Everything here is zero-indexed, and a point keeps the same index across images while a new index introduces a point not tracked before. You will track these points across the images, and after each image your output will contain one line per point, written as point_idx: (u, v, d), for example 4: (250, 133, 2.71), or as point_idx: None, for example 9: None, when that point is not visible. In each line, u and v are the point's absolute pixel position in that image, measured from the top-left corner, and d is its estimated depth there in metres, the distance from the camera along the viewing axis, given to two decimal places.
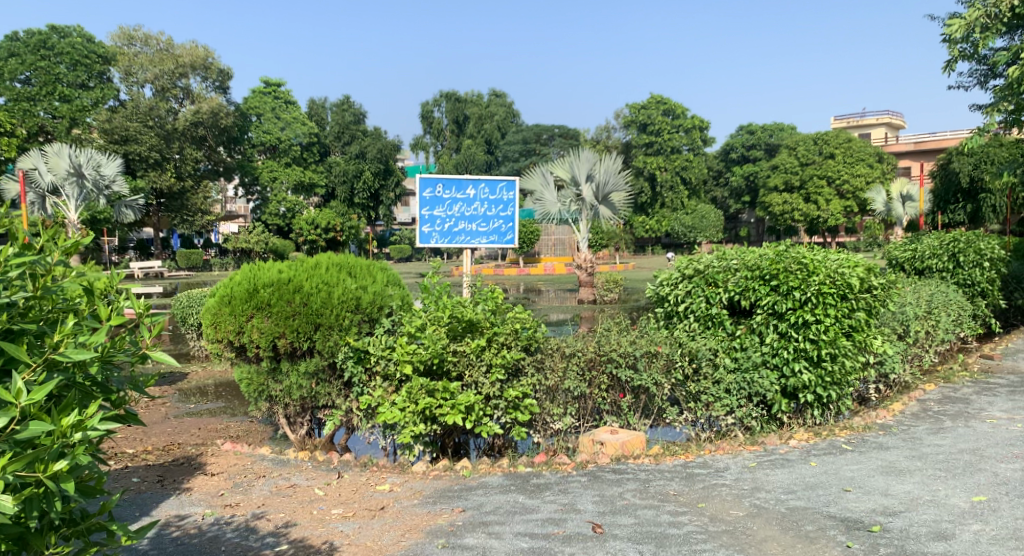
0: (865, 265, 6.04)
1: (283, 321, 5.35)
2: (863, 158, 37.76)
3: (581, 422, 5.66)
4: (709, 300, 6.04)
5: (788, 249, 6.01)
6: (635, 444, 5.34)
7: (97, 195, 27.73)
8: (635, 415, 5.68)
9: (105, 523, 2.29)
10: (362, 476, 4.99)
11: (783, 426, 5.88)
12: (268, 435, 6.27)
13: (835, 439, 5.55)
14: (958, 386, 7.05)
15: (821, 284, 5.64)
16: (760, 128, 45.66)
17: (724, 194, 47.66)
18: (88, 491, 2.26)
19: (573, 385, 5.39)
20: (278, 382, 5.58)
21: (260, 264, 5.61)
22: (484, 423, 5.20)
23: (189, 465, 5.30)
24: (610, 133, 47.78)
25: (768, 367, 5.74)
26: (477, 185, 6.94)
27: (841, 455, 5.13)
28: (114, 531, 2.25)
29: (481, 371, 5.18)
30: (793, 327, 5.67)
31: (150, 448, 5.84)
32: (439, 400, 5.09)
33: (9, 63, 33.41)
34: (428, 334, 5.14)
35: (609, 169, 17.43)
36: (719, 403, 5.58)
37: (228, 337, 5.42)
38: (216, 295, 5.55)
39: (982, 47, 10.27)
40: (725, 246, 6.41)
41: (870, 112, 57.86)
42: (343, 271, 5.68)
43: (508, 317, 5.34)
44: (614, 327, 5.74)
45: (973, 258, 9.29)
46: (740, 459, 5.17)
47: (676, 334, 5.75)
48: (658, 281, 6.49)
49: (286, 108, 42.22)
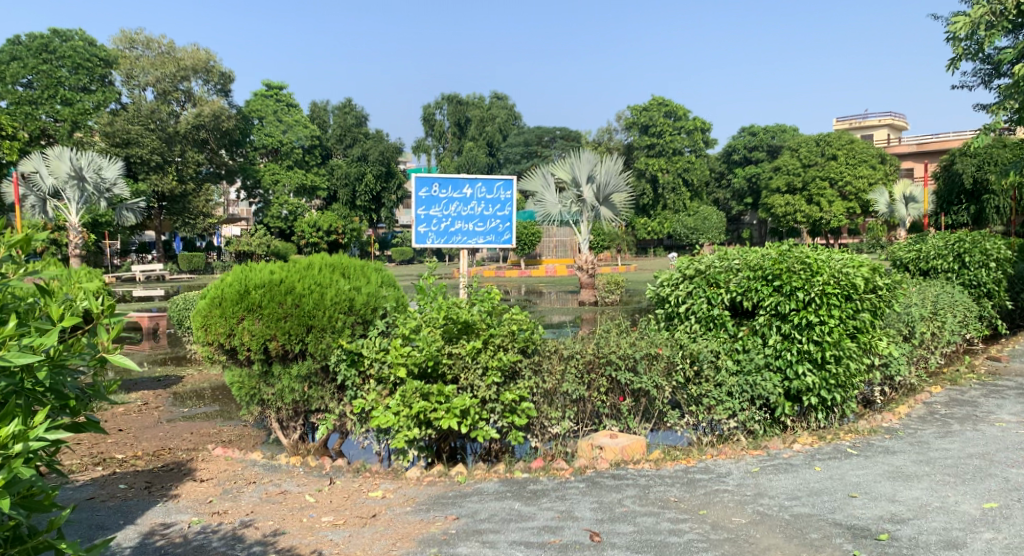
0: (870, 265, 5.91)
1: (275, 323, 5.24)
2: (866, 159, 37.58)
3: (580, 426, 5.53)
4: (710, 301, 5.93)
5: (792, 249, 5.87)
6: (635, 448, 5.21)
7: (98, 198, 27.59)
8: (635, 419, 5.55)
9: (53, 541, 2.37)
10: (355, 482, 4.87)
11: (787, 430, 5.75)
12: (262, 440, 6.15)
13: (840, 444, 5.41)
14: (966, 389, 6.91)
15: (825, 285, 5.51)
16: (763, 130, 45.48)
17: (726, 196, 47.51)
18: (34, 507, 2.32)
19: (571, 388, 5.27)
20: (270, 385, 5.46)
21: (252, 265, 5.50)
22: (480, 428, 5.08)
23: (179, 471, 5.17)
24: (612, 135, 47.64)
25: (771, 370, 5.60)
26: (474, 184, 6.82)
27: (846, 460, 4.99)
28: (62, 549, 2.34)
29: (477, 375, 5.05)
30: (796, 328, 5.55)
31: (140, 454, 5.72)
32: (434, 404, 4.97)
33: (12, 67, 33.45)
34: (423, 336, 5.04)
35: (610, 170, 17.33)
36: (721, 406, 5.44)
37: (218, 340, 5.30)
38: (207, 297, 5.44)
39: (987, 45, 10.14)
40: (726, 247, 6.29)
41: (872, 113, 57.75)
42: (337, 272, 5.56)
43: (505, 318, 5.24)
44: (613, 329, 5.61)
45: (979, 259, 9.14)
46: (742, 463, 5.04)
47: (677, 336, 5.62)
48: (659, 281, 6.35)
49: (288, 111, 42.11)
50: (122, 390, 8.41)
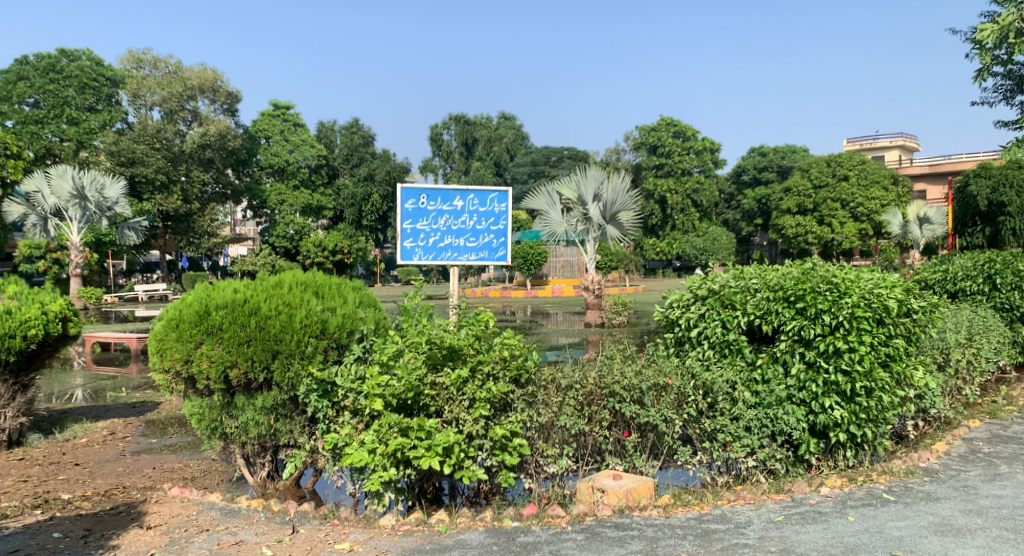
0: (903, 286, 5.31)
1: (236, 348, 4.70)
2: (878, 180, 36.86)
3: (580, 464, 4.91)
4: (725, 324, 5.30)
5: (816, 268, 5.30)
6: (642, 492, 4.58)
7: (100, 218, 26.80)
8: (641, 456, 4.93)
9: None
10: (320, 531, 4.30)
11: (811, 469, 5.12)
12: (227, 476, 5.56)
13: (873, 487, 4.78)
14: (1007, 423, 6.27)
15: (855, 307, 4.90)
16: (773, 150, 45.33)
17: (735, 217, 46.80)
18: None
19: (570, 422, 4.65)
20: (233, 417, 4.91)
21: (214, 284, 4.97)
22: (466, 468, 4.49)
23: (127, 515, 4.66)
24: (620, 155, 47.09)
25: (794, 403, 4.98)
26: (465, 195, 6.28)
27: (883, 507, 4.38)
28: None
29: (463, 407, 4.47)
30: (821, 356, 4.95)
31: (90, 494, 5.21)
32: (413, 441, 4.38)
33: (18, 86, 33.25)
34: (403, 363, 4.49)
35: (617, 188, 16.75)
36: (738, 443, 4.83)
37: (175, 366, 4.78)
38: (163, 319, 4.90)
39: (1016, 53, 9.54)
40: (742, 265, 5.70)
41: (883, 135, 57.16)
42: (309, 291, 4.98)
43: (497, 343, 4.67)
44: (616, 354, 5.01)
45: (1012, 280, 8.50)
46: (764, 510, 4.43)
47: (688, 364, 5.03)
48: (668, 302, 5.70)
49: (295, 131, 41.43)
50: (89, 418, 7.84)
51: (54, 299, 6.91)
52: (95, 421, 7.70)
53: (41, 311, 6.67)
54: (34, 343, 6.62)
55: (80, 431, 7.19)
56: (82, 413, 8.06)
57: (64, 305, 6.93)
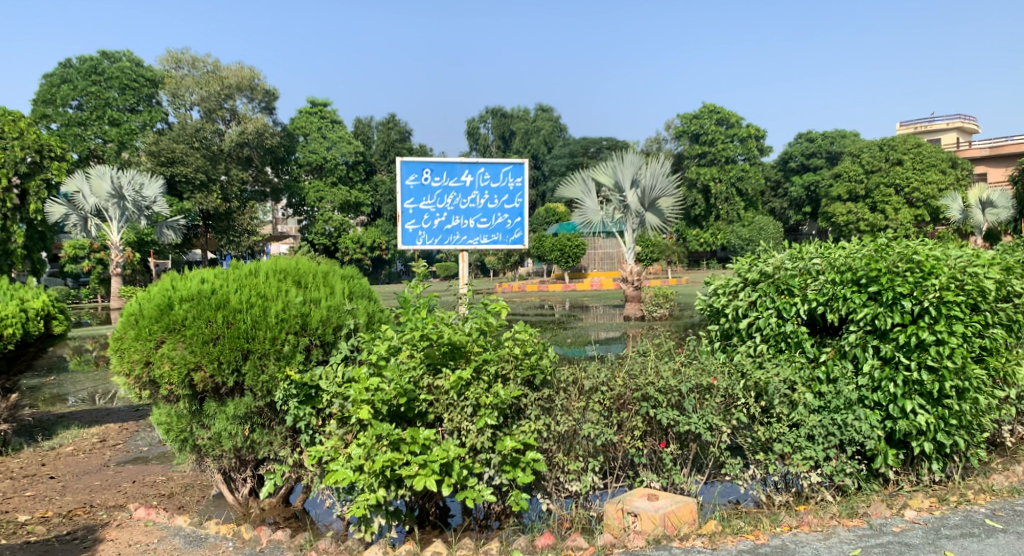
0: (999, 265, 4.42)
1: (201, 348, 4.01)
2: (936, 163, 34.99)
3: (609, 480, 4.15)
4: (781, 314, 4.46)
5: (893, 245, 4.41)
6: (682, 516, 3.79)
7: (139, 217, 26.59)
8: (681, 471, 4.14)
9: None
10: None
11: (887, 483, 4.28)
12: (207, 493, 4.87)
13: (971, 509, 3.93)
14: None
15: (943, 289, 4.02)
16: (821, 136, 43.64)
17: (783, 205, 45.31)
18: None
19: (594, 431, 3.87)
20: (205, 427, 4.23)
21: (181, 275, 4.30)
22: (472, 488, 3.72)
23: (81, 542, 4.03)
24: (662, 144, 45.88)
25: (866, 406, 4.16)
26: (475, 170, 6.25)
27: (989, 539, 3.59)
28: None
29: (465, 415, 3.71)
30: (902, 350, 4.08)
31: (50, 514, 4.59)
32: (407, 456, 3.64)
33: (62, 89, 33.38)
34: (393, 365, 3.74)
35: (656, 172, 15.74)
36: (801, 456, 3.99)
37: (134, 370, 4.11)
38: (120, 315, 4.24)
39: None
40: (801, 244, 4.84)
41: (938, 116, 54.92)
42: (288, 279, 4.27)
43: (507, 339, 3.90)
44: (651, 350, 4.20)
45: None
46: (835, 541, 3.63)
47: (738, 360, 4.22)
48: (712, 289, 4.87)
49: (333, 128, 40.90)
50: (84, 423, 7.28)
51: (36, 295, 6.32)
52: (87, 427, 7.11)
53: (19, 309, 6.07)
54: (12, 342, 6.03)
55: (68, 438, 6.61)
56: (78, 418, 7.53)
57: (47, 302, 6.33)
